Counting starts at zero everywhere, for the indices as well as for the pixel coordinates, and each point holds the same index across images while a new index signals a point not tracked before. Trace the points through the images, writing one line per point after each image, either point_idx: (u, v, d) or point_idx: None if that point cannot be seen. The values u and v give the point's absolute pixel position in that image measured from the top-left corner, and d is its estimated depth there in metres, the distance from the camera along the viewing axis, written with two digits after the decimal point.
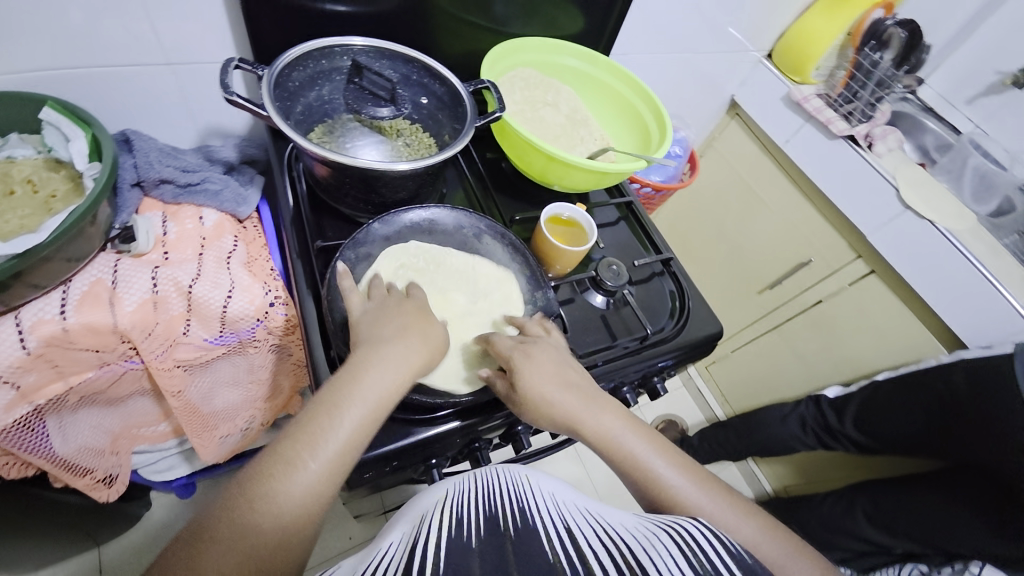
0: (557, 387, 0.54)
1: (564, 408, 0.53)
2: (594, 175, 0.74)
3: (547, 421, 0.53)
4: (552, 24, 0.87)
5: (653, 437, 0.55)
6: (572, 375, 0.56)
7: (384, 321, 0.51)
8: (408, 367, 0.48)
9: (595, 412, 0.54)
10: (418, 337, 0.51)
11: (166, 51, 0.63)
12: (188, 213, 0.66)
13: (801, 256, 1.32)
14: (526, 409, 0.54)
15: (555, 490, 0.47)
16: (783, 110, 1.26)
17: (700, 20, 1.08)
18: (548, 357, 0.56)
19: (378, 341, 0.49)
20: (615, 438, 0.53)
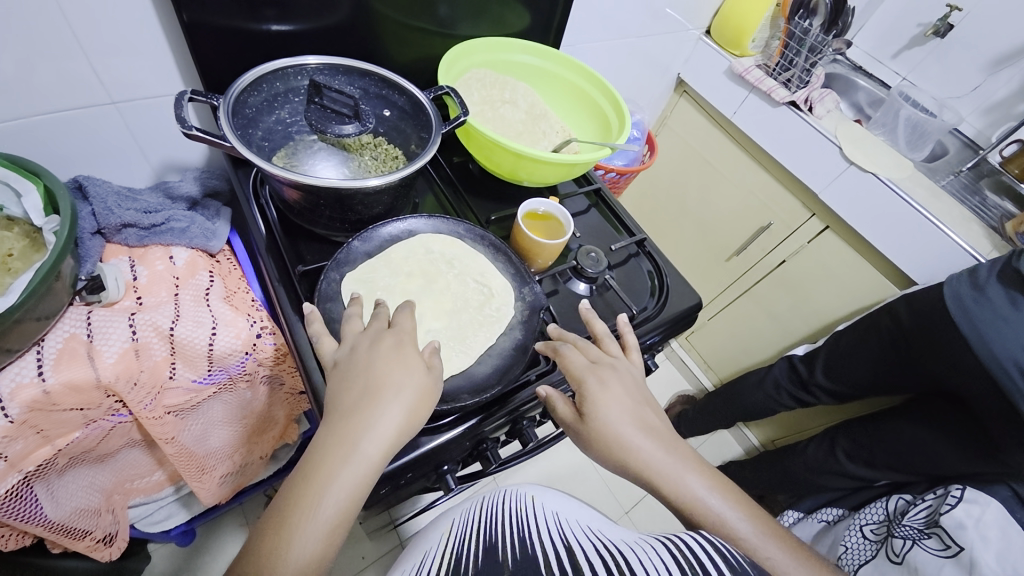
0: (629, 421, 0.52)
1: (632, 443, 0.50)
2: (562, 168, 0.76)
3: (615, 457, 0.50)
4: (500, 22, 0.88)
5: (713, 478, 0.51)
6: (646, 414, 0.54)
7: (371, 369, 0.45)
8: (405, 415, 0.44)
9: (664, 448, 0.51)
10: (415, 382, 0.46)
11: (110, 90, 0.61)
12: (157, 255, 0.64)
13: (762, 220, 1.38)
14: (595, 442, 0.51)
15: (558, 506, 0.50)
16: (727, 83, 1.31)
17: (640, 4, 1.11)
18: (618, 387, 0.55)
19: (368, 392, 0.44)
20: (680, 478, 0.49)
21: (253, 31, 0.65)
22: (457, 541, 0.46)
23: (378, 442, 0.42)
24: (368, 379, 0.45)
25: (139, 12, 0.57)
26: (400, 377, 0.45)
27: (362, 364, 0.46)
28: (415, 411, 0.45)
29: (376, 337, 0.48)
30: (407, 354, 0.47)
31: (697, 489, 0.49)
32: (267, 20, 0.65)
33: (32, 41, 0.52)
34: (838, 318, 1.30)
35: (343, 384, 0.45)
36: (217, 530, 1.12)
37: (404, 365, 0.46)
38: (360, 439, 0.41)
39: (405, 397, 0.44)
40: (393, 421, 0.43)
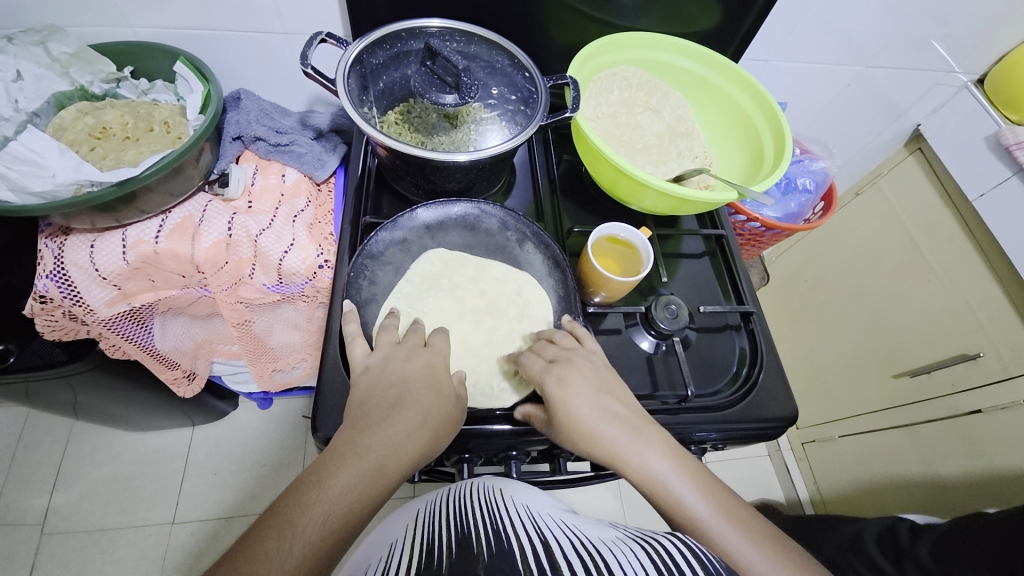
0: (594, 402, 0.50)
1: (592, 425, 0.49)
2: (671, 200, 0.66)
3: (576, 439, 0.50)
4: (677, 16, 0.77)
5: (672, 450, 0.49)
6: (615, 398, 0.51)
7: (398, 387, 0.49)
8: (425, 434, 0.46)
9: (625, 428, 0.49)
10: (438, 408, 0.48)
11: (285, 21, 0.70)
12: (274, 169, 0.73)
13: (968, 346, 1.02)
14: (561, 429, 0.51)
15: (531, 502, 0.45)
16: (985, 153, 0.96)
17: (884, 26, 0.87)
18: (588, 366, 0.53)
19: (394, 407, 0.47)
20: (639, 455, 0.48)
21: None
22: (425, 521, 0.44)
23: (395, 454, 0.44)
24: (395, 391, 0.48)
25: None
26: (424, 400, 0.48)
27: (398, 375, 0.50)
28: (437, 435, 0.47)
29: (419, 357, 0.52)
30: (438, 382, 0.50)
31: (655, 467, 0.48)
32: None
33: None
34: None
35: (374, 391, 0.48)
36: (285, 409, 1.30)
37: (429, 389, 0.49)
38: (380, 447, 0.44)
39: (426, 417, 0.47)
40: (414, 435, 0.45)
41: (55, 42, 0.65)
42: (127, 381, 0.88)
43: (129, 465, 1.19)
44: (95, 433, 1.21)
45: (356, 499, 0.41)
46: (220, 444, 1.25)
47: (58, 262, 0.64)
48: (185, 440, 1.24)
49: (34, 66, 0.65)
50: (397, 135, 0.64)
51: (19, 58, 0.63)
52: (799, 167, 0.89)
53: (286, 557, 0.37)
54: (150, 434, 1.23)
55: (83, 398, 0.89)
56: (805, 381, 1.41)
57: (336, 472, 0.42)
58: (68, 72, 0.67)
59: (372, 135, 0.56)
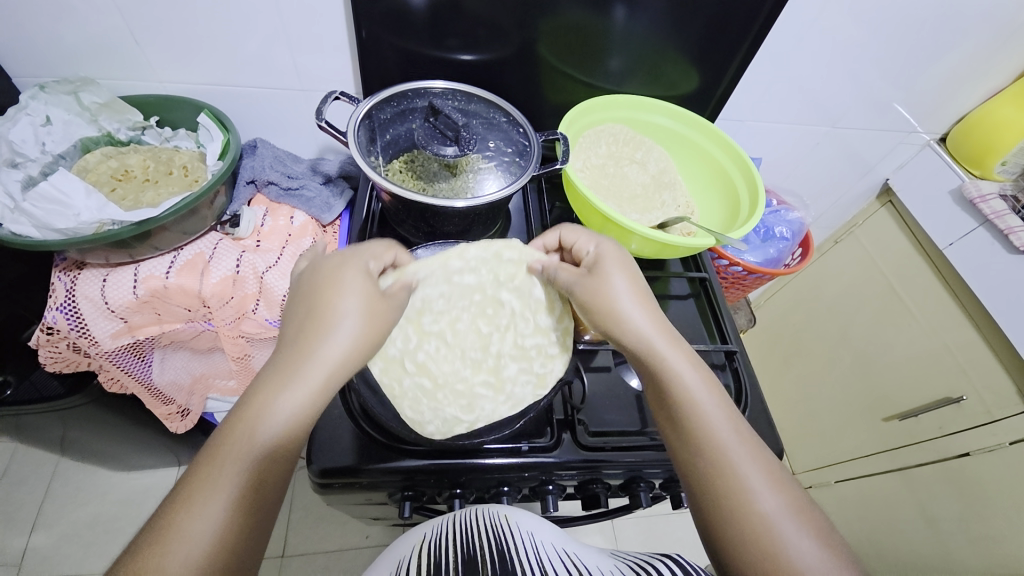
0: (629, 292, 0.52)
1: (624, 304, 0.52)
2: (655, 244, 0.70)
3: (604, 314, 0.52)
4: (658, 81, 0.85)
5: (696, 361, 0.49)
6: (654, 307, 0.52)
7: (318, 295, 0.46)
8: (352, 337, 0.45)
9: (654, 323, 0.51)
10: (363, 307, 0.46)
11: (303, 80, 0.77)
12: (284, 212, 0.77)
13: (952, 390, 1.04)
14: (591, 302, 0.53)
15: (534, 528, 0.48)
16: (950, 206, 1.03)
17: (847, 92, 0.95)
18: (631, 266, 0.55)
19: (319, 313, 0.45)
20: (659, 346, 0.49)
21: (422, 54, 0.75)
22: (432, 543, 0.46)
23: (325, 360, 0.43)
24: (314, 307, 0.45)
25: (341, 25, 0.71)
26: (348, 303, 0.45)
27: (309, 292, 0.46)
28: (362, 333, 0.46)
29: (342, 256, 0.49)
30: (360, 279, 0.47)
31: (673, 364, 0.48)
32: (440, 47, 0.74)
33: (261, 33, 0.70)
34: None
35: (291, 313, 0.45)
36: None
37: (353, 289, 0.46)
38: (306, 363, 0.42)
39: (354, 322, 0.45)
40: (347, 342, 0.44)
41: (87, 92, 0.71)
42: (120, 417, 0.88)
43: (110, 506, 1.16)
44: (79, 471, 1.19)
45: (294, 412, 0.40)
46: None
47: (69, 295, 0.66)
48: (170, 481, 1.21)
49: (65, 113, 0.71)
50: (400, 181, 0.69)
51: (50, 105, 0.70)
52: (775, 217, 0.94)
53: (226, 488, 0.36)
54: (134, 475, 1.20)
55: (72, 433, 0.89)
56: (798, 425, 1.41)
57: (263, 402, 0.40)
58: (96, 120, 0.72)
59: (379, 181, 0.61)
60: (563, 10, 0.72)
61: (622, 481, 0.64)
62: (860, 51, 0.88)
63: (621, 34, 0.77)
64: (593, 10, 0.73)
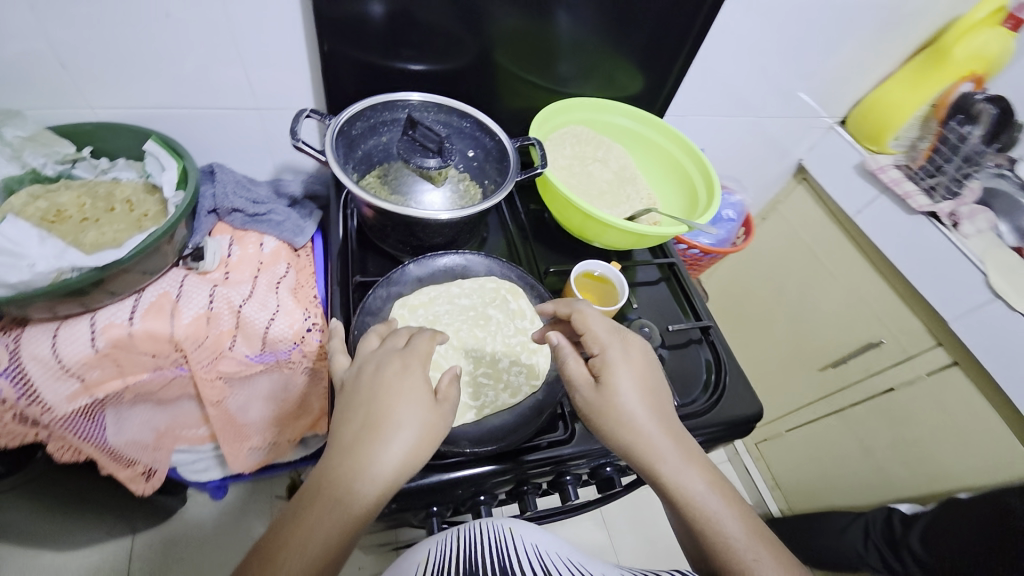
0: (638, 397, 0.52)
1: (638, 418, 0.51)
2: (632, 236, 0.75)
3: (621, 429, 0.51)
4: (610, 84, 0.90)
5: (714, 478, 0.49)
6: (665, 409, 0.53)
7: (375, 401, 0.46)
8: (406, 448, 0.44)
9: (671, 437, 0.51)
10: (421, 417, 0.46)
11: (257, 97, 0.73)
12: (251, 239, 0.73)
13: (871, 335, 1.20)
14: (605, 416, 0.51)
15: (540, 540, 0.48)
16: (856, 178, 1.18)
17: (765, 84, 1.07)
18: (640, 359, 0.55)
19: (377, 425, 0.44)
20: (676, 468, 0.49)
21: (381, 65, 0.75)
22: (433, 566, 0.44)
23: (376, 476, 0.43)
24: (370, 411, 0.45)
25: (295, 38, 0.69)
26: (405, 414, 0.45)
27: (367, 392, 0.47)
28: (416, 444, 0.45)
29: (399, 357, 0.49)
30: (416, 385, 0.47)
31: (695, 483, 0.48)
32: (398, 57, 0.74)
33: (209, 50, 0.66)
34: (961, 486, 1.08)
35: (347, 412, 0.46)
36: (245, 495, 1.19)
37: (409, 394, 0.47)
38: (360, 474, 0.42)
39: (409, 434, 0.45)
40: (399, 456, 0.44)
41: (10, 126, 0.62)
42: (69, 489, 0.77)
43: None
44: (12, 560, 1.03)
45: (337, 529, 0.41)
46: (169, 548, 1.11)
47: (13, 356, 0.58)
48: (125, 551, 1.08)
49: None
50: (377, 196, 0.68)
51: None
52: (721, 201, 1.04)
53: None
54: (79, 553, 1.06)
55: (9, 517, 0.77)
56: None
57: (315, 510, 0.41)
58: (20, 156, 0.64)
59: (366, 199, 0.60)
60: (516, 17, 0.75)
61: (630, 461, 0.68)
62: (773, 46, 0.99)
63: (573, 40, 0.81)
64: (545, 18, 0.76)
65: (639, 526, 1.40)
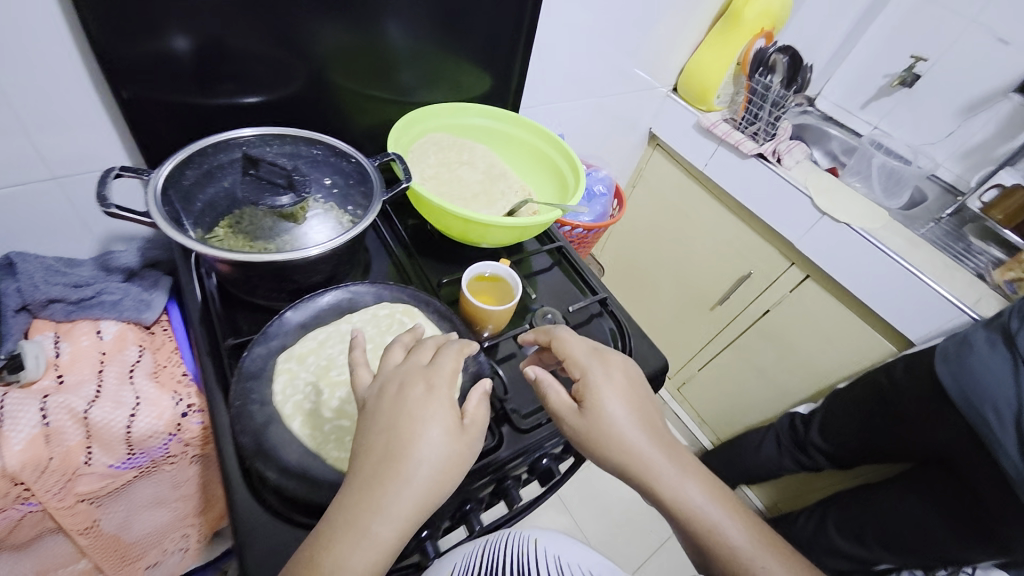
0: (630, 416, 0.53)
1: (628, 438, 0.51)
2: (514, 231, 0.76)
3: (613, 451, 0.51)
4: (460, 89, 0.92)
5: (708, 483, 0.52)
6: (655, 424, 0.54)
7: (395, 427, 0.42)
8: (425, 479, 0.41)
9: (661, 450, 0.52)
10: (446, 447, 0.42)
11: (50, 165, 0.62)
12: (83, 329, 0.61)
13: (740, 269, 1.36)
14: (595, 442, 0.52)
15: (562, 550, 0.49)
16: (697, 136, 1.32)
17: (603, 65, 1.15)
18: (625, 381, 0.55)
19: (397, 460, 0.41)
20: (674, 482, 0.51)
21: (199, 105, 0.67)
22: None
23: (397, 518, 0.39)
24: (389, 440, 0.42)
25: (79, 91, 0.59)
26: (428, 445, 0.41)
27: (384, 418, 0.43)
28: (442, 473, 0.42)
29: (422, 377, 0.45)
30: (440, 407, 0.43)
31: (695, 498, 0.51)
32: (215, 94, 0.67)
33: None
34: (836, 379, 1.25)
35: (367, 440, 0.42)
36: None
37: (432, 420, 0.43)
38: (382, 514, 0.39)
39: (431, 467, 0.41)
40: (421, 491, 0.40)
41: None
42: None
43: None
44: None
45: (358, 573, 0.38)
46: None
47: None
48: None
49: None
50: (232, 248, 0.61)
51: None
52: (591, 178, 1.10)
53: None
54: None
55: None
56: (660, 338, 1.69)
57: (340, 553, 0.38)
58: None
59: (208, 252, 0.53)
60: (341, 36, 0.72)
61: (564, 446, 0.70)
62: (598, 31, 1.06)
63: (412, 50, 0.80)
64: (379, 32, 0.74)
65: (597, 499, 1.46)
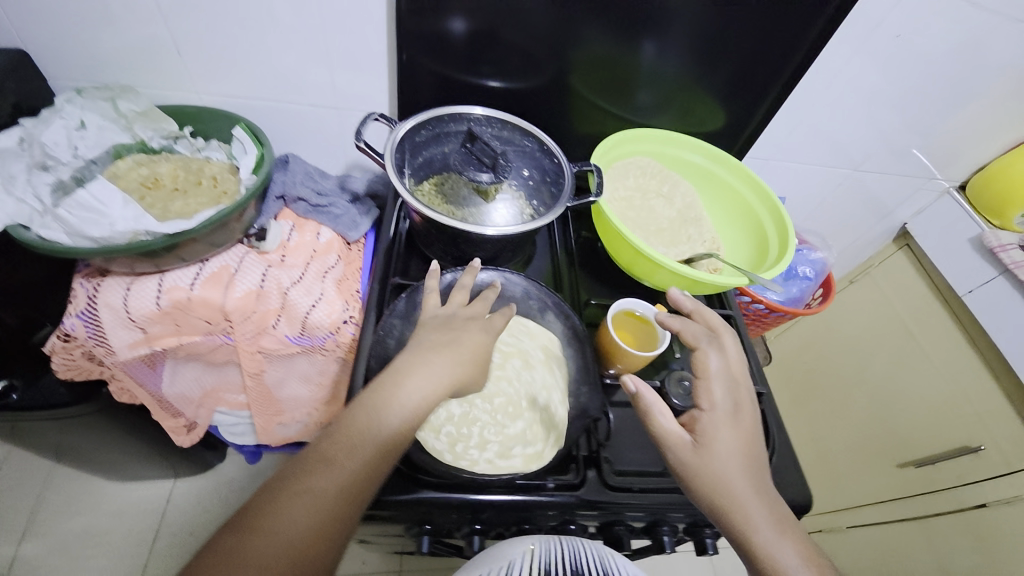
0: (737, 452, 0.50)
1: (735, 487, 0.48)
2: (685, 280, 0.71)
3: (710, 491, 0.48)
4: (688, 116, 0.87)
5: (812, 556, 0.46)
6: (755, 459, 0.51)
7: (417, 348, 0.50)
8: (406, 430, 0.45)
9: (772, 518, 0.47)
10: (446, 368, 0.49)
11: (339, 98, 0.79)
12: (310, 228, 0.77)
13: (970, 439, 1.04)
14: (695, 473, 0.49)
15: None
16: (969, 253, 1.04)
17: (871, 136, 0.96)
18: (746, 425, 0.53)
19: (406, 374, 0.48)
20: (771, 545, 0.46)
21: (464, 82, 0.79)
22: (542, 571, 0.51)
23: (395, 415, 0.45)
24: (408, 356, 0.50)
25: (375, 47, 0.73)
26: (434, 364, 0.49)
27: (418, 341, 0.51)
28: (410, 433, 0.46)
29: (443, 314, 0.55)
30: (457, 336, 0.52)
31: (788, 558, 0.45)
32: (469, 73, 0.76)
33: (305, 51, 0.72)
34: None
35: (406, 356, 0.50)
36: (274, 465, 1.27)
37: (430, 374, 0.48)
38: (386, 411, 0.45)
39: (438, 378, 0.48)
40: (423, 399, 0.47)
41: (125, 100, 0.72)
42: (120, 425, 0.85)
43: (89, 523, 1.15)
44: (71, 477, 1.19)
45: (367, 450, 0.43)
46: (199, 501, 1.21)
47: (91, 302, 0.67)
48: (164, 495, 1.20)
49: (100, 118, 0.71)
50: (429, 204, 0.67)
51: (84, 109, 0.71)
52: (799, 256, 0.94)
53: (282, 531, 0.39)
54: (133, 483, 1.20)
55: (61, 440, 0.86)
56: (809, 463, 1.38)
57: (347, 447, 0.43)
58: (130, 127, 0.73)
59: (413, 204, 0.62)
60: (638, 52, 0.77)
61: (644, 523, 0.63)
62: (887, 96, 0.89)
63: (697, 79, 0.80)
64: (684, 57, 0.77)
65: None
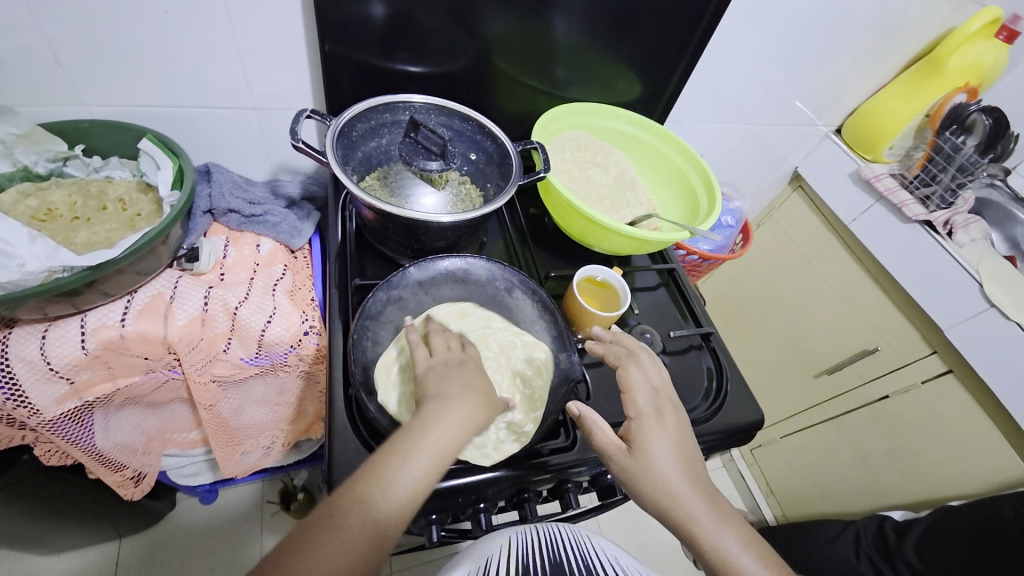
0: (672, 453, 0.53)
1: (673, 485, 0.51)
2: (635, 242, 0.76)
3: (653, 494, 0.51)
4: (608, 90, 0.91)
5: (751, 538, 0.50)
6: (693, 460, 0.54)
7: (441, 386, 0.51)
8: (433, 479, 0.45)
9: (714, 509, 0.51)
10: (470, 411, 0.50)
11: (255, 96, 0.73)
12: (247, 240, 0.73)
13: (867, 344, 1.22)
14: (637, 480, 0.52)
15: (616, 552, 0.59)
16: (850, 186, 1.20)
17: (764, 92, 1.07)
18: (675, 426, 0.55)
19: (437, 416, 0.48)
20: (715, 534, 0.49)
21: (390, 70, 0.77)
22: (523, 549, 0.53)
23: (426, 459, 0.45)
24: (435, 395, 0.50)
25: (292, 40, 0.69)
26: (459, 409, 0.49)
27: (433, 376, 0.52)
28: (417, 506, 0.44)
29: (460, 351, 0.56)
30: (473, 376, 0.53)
31: (732, 545, 0.49)
32: (394, 60, 0.74)
33: (209, 48, 0.66)
34: (954, 495, 1.09)
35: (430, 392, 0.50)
36: (235, 499, 1.18)
37: (458, 414, 0.49)
38: (420, 448, 0.46)
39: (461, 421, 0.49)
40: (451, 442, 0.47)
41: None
42: (51, 492, 0.74)
43: None
44: None
45: (404, 495, 0.44)
46: (152, 557, 1.09)
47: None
48: (110, 559, 1.07)
49: None
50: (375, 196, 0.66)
51: None
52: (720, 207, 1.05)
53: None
54: (68, 554, 1.06)
55: None
56: None
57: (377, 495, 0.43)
58: (10, 153, 0.63)
59: (365, 199, 0.59)
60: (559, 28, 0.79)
61: None
62: (775, 55, 1.00)
63: (615, 51, 0.84)
64: (602, 31, 0.81)
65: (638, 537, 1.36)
